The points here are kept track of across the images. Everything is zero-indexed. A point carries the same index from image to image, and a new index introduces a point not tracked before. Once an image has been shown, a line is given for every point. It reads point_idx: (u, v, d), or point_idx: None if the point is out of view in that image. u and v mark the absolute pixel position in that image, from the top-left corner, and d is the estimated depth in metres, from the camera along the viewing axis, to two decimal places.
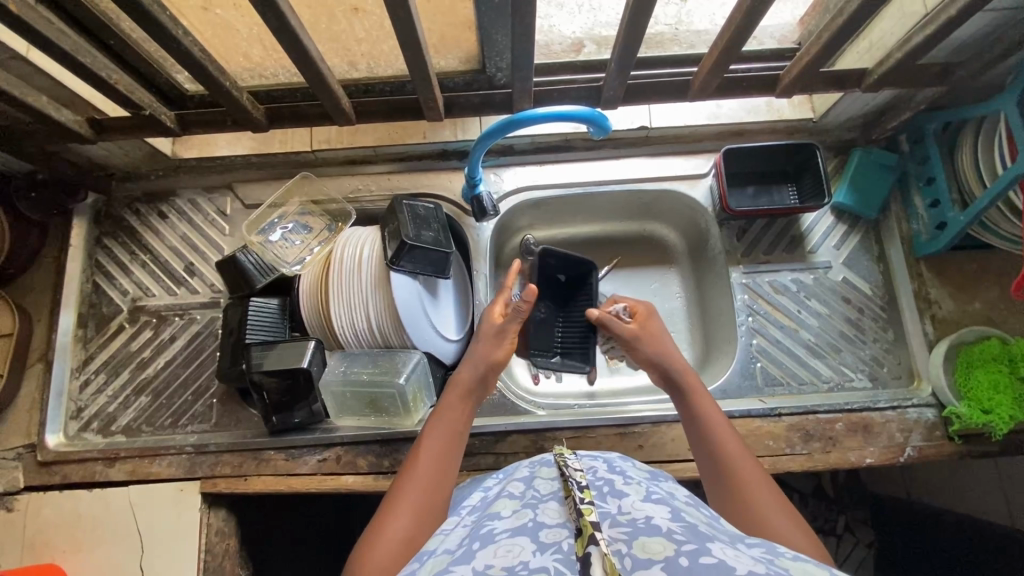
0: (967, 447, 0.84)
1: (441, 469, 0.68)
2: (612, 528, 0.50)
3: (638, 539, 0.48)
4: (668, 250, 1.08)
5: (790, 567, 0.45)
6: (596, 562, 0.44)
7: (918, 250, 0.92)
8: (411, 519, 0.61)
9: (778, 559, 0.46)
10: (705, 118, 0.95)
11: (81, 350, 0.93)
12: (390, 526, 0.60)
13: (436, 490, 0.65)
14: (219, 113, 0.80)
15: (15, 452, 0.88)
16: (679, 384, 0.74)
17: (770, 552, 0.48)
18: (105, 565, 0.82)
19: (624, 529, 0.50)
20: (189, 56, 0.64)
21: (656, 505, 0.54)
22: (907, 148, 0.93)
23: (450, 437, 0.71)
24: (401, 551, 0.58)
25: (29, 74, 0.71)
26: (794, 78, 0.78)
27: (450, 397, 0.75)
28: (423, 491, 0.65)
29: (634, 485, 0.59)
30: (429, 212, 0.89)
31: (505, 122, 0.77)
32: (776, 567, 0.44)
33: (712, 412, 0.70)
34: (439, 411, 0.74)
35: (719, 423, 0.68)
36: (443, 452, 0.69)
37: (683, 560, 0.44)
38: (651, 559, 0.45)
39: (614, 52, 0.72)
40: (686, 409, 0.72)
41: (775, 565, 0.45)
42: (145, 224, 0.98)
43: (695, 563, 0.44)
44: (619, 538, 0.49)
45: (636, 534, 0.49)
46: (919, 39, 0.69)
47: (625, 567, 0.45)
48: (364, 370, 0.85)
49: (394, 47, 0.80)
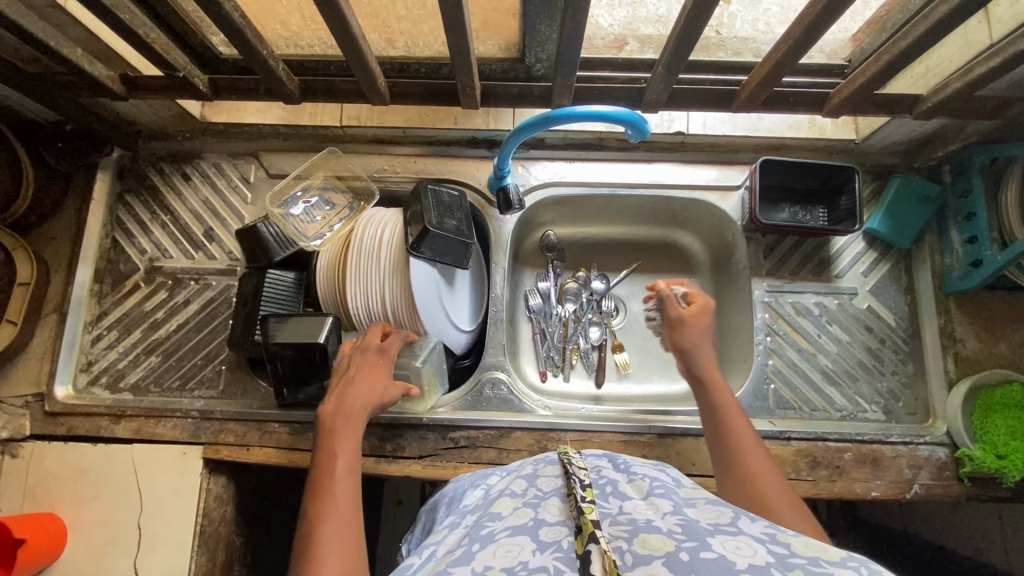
0: (976, 490, 0.83)
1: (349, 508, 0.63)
2: (612, 526, 0.49)
3: (639, 535, 0.46)
4: (690, 259, 1.06)
5: (790, 546, 0.44)
6: (596, 560, 0.44)
7: (949, 287, 0.89)
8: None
9: (779, 538, 0.45)
10: (743, 129, 0.93)
11: (95, 304, 0.93)
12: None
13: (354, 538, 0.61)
14: (253, 81, 0.78)
15: (24, 400, 0.88)
16: (701, 378, 0.74)
17: (773, 527, 0.47)
18: (102, 519, 0.83)
19: (624, 527, 0.48)
20: (230, 21, 0.63)
21: (658, 502, 0.52)
22: (949, 180, 0.90)
23: (348, 463, 0.68)
24: None
25: (66, 26, 0.70)
26: (846, 97, 0.75)
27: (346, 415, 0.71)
28: (339, 541, 0.59)
29: (639, 482, 0.57)
30: (453, 200, 0.87)
31: (543, 117, 0.76)
32: (776, 547, 0.44)
33: (730, 407, 0.71)
34: (334, 437, 0.69)
35: (733, 413, 0.70)
36: (348, 477, 0.66)
37: (683, 555, 0.43)
38: (652, 555, 0.44)
39: (663, 55, 0.70)
40: (705, 402, 0.72)
41: (775, 545, 0.44)
42: (167, 184, 0.97)
43: (696, 559, 0.42)
44: (619, 536, 0.47)
45: (637, 531, 0.47)
46: (981, 70, 0.67)
47: (626, 563, 0.44)
48: None
49: (435, 28, 0.77)
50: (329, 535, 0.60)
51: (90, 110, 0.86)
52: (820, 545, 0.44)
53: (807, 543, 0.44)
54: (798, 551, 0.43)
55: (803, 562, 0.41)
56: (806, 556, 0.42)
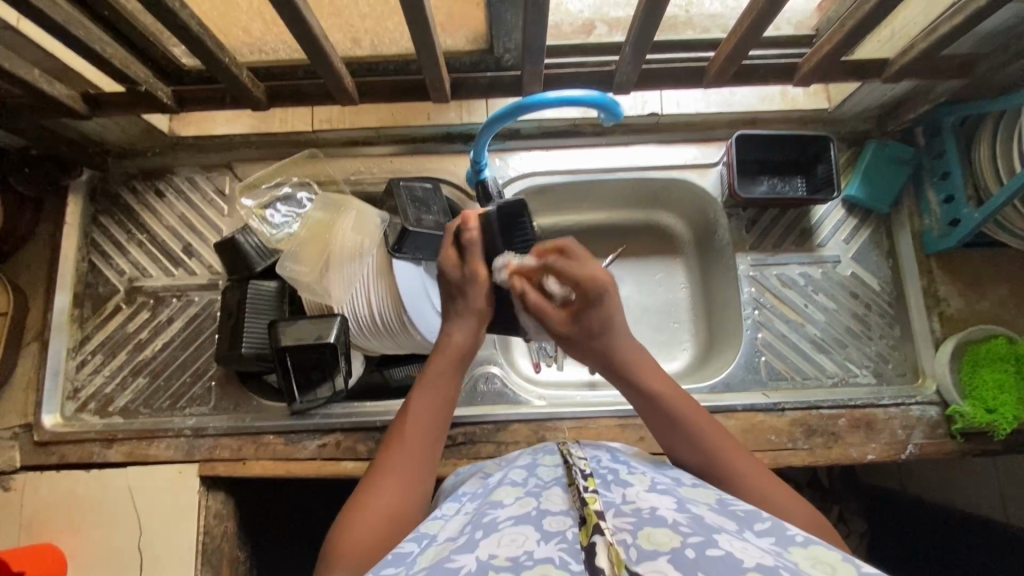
0: (968, 445, 0.84)
1: (423, 463, 0.64)
2: (617, 517, 0.48)
3: (644, 528, 0.46)
4: (675, 239, 1.06)
5: (800, 564, 0.43)
6: (602, 552, 0.44)
7: (929, 246, 0.90)
8: (383, 515, 0.58)
9: (787, 553, 0.45)
10: (717, 105, 0.93)
11: (77, 329, 0.92)
12: (361, 516, 0.57)
13: (413, 486, 0.62)
14: (218, 91, 0.77)
15: (12, 431, 0.87)
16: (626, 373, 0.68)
17: (780, 542, 0.47)
18: (100, 546, 0.81)
19: (629, 518, 0.48)
20: (187, 30, 0.61)
21: (662, 495, 0.52)
22: (923, 141, 0.91)
23: (436, 409, 0.67)
24: (385, 524, 0.57)
25: (20, 47, 0.69)
26: (815, 65, 0.75)
27: (436, 364, 0.70)
28: (400, 480, 0.61)
29: (639, 474, 0.56)
30: (428, 194, 0.86)
31: (515, 105, 0.75)
32: (784, 560, 0.43)
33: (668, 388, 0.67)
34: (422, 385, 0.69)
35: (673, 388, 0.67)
36: (428, 420, 0.66)
37: (689, 552, 0.43)
38: (657, 550, 0.44)
39: (630, 35, 0.69)
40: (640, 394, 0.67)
41: (782, 558, 0.44)
42: (142, 202, 0.96)
43: (702, 556, 0.42)
44: (624, 528, 0.47)
45: (641, 524, 0.47)
46: (946, 29, 0.67)
47: (631, 557, 0.44)
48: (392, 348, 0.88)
49: (400, 24, 0.76)
50: (393, 475, 0.61)
51: (54, 132, 0.84)
52: (830, 564, 0.43)
53: (817, 565, 0.43)
54: (805, 569, 0.43)
55: None
56: None
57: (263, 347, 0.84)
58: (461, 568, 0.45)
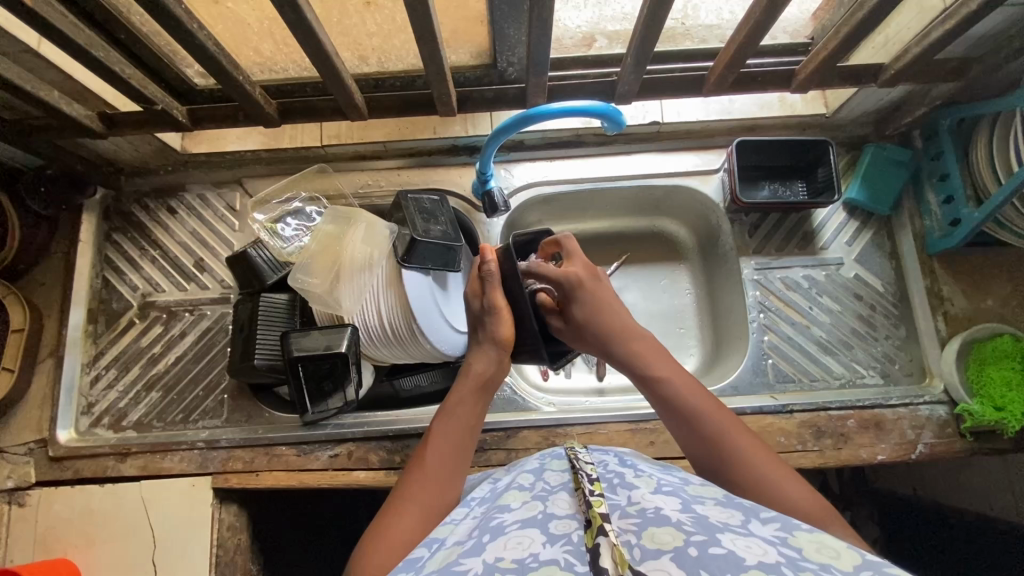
0: (979, 444, 0.84)
1: (442, 482, 0.64)
2: (621, 519, 0.49)
3: (648, 528, 0.46)
4: (678, 246, 1.07)
5: (803, 550, 0.44)
6: (605, 552, 0.43)
7: (930, 247, 0.92)
8: (406, 533, 0.58)
9: (791, 541, 0.45)
10: (717, 113, 0.95)
11: (91, 345, 0.93)
12: (385, 535, 0.58)
13: (435, 512, 0.62)
14: (231, 108, 0.79)
15: (27, 447, 0.88)
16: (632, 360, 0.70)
17: (784, 529, 0.47)
18: (114, 561, 0.82)
19: (634, 519, 0.48)
20: (203, 50, 0.63)
21: (667, 497, 0.52)
22: (921, 145, 0.93)
23: (460, 437, 0.68)
24: (407, 542, 0.57)
25: (42, 70, 0.71)
26: (811, 72, 0.77)
27: (460, 391, 0.72)
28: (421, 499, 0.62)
29: (646, 477, 0.57)
30: (435, 206, 0.88)
31: (519, 117, 0.77)
32: (788, 550, 0.44)
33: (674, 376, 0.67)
34: (443, 412, 0.71)
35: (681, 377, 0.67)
36: (452, 444, 0.67)
37: (692, 549, 0.43)
38: (660, 549, 0.44)
39: (629, 48, 0.72)
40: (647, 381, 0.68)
41: (786, 548, 0.44)
42: (154, 219, 0.98)
43: (705, 553, 0.42)
44: (629, 529, 0.47)
45: (645, 525, 0.47)
46: (938, 33, 0.69)
47: (635, 557, 0.44)
48: (399, 355, 0.89)
49: (406, 41, 0.78)
50: (415, 496, 0.62)
51: (70, 152, 0.86)
52: (833, 550, 0.44)
53: (821, 548, 0.44)
54: (809, 556, 0.43)
55: (814, 567, 0.41)
56: (818, 561, 0.42)
57: (275, 358, 0.85)
58: (468, 570, 0.45)
